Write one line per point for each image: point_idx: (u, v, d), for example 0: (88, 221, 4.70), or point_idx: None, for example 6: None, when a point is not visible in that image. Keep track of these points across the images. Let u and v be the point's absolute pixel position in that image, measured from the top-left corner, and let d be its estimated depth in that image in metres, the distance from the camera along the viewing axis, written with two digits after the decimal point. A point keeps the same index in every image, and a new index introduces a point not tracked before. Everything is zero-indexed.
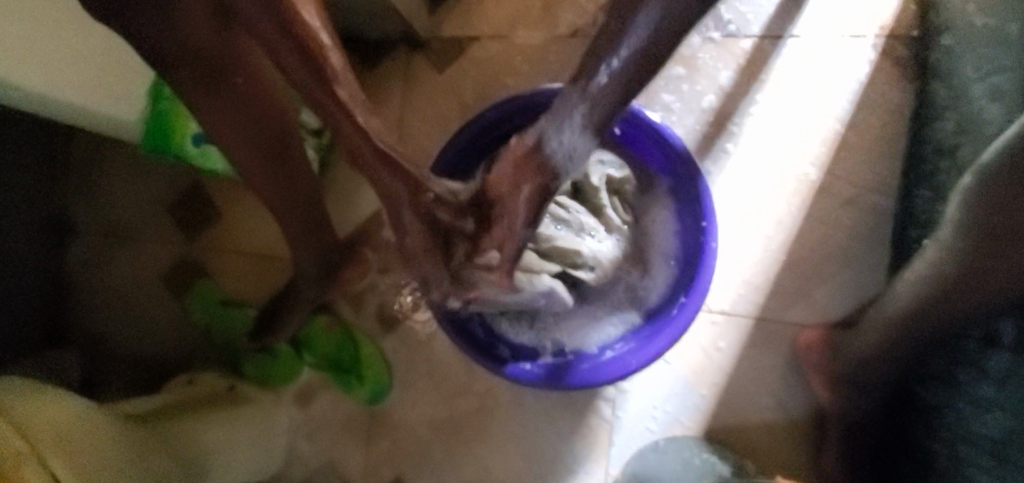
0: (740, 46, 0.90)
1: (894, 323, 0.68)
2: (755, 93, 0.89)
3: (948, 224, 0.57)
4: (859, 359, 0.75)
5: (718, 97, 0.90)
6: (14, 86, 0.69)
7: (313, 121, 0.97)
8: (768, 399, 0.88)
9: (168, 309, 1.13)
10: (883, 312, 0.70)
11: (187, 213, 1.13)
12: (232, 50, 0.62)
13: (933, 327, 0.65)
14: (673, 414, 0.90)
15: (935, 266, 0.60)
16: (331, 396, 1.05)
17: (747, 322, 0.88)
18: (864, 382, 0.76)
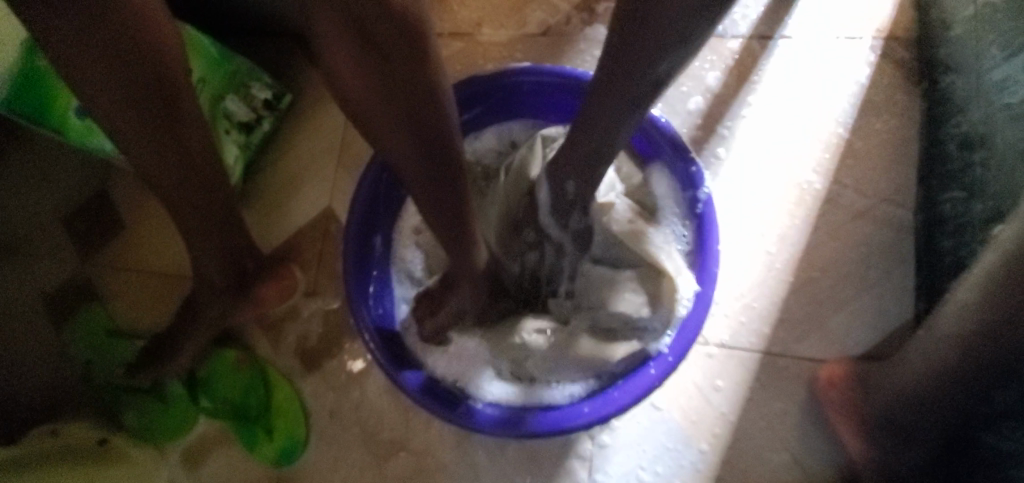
0: (727, 47, 0.81)
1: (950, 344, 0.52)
2: (745, 95, 0.80)
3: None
4: (902, 395, 0.59)
5: (705, 98, 0.80)
6: None
7: (238, 111, 0.83)
8: (783, 457, 0.69)
9: (37, 343, 0.90)
10: (934, 333, 0.55)
11: (83, 226, 0.94)
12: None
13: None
14: (664, 476, 0.70)
15: (1005, 248, 0.45)
16: (230, 456, 0.82)
17: (752, 357, 0.72)
18: (908, 429, 0.59)
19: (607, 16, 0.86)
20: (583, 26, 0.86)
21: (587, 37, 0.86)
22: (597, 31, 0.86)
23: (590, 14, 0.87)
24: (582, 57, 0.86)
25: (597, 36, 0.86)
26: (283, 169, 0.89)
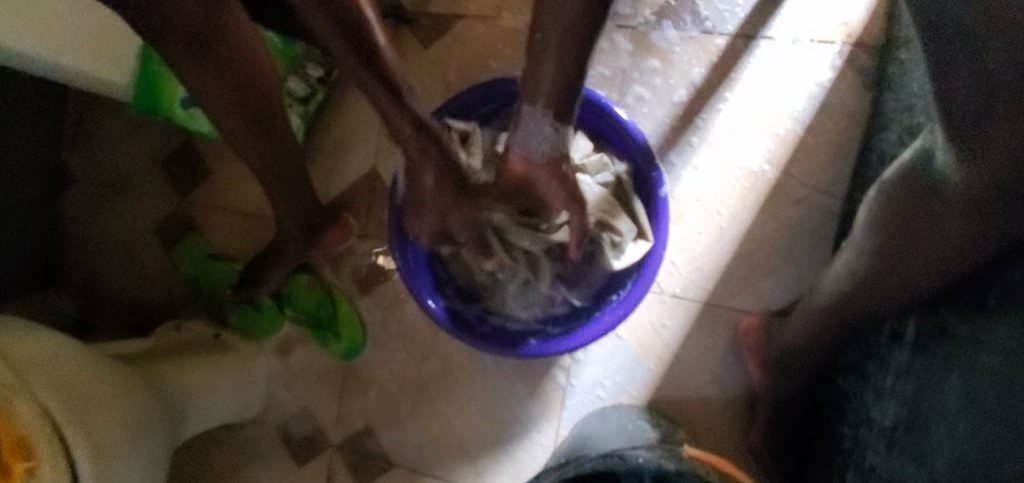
0: (713, 44, 0.94)
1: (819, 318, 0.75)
2: (722, 91, 0.94)
3: (859, 232, 0.63)
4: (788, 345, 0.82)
5: (686, 91, 0.95)
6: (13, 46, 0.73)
7: (296, 89, 1.01)
8: (707, 377, 0.95)
9: (158, 260, 1.19)
10: (811, 306, 0.76)
11: (177, 169, 1.18)
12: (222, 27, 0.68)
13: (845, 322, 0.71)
14: (619, 382, 0.98)
15: (849, 265, 0.65)
16: (309, 350, 1.13)
17: (695, 305, 0.95)
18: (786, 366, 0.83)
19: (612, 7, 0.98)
20: None
21: None
22: None
23: None
24: None
25: None
26: (335, 132, 1.09)
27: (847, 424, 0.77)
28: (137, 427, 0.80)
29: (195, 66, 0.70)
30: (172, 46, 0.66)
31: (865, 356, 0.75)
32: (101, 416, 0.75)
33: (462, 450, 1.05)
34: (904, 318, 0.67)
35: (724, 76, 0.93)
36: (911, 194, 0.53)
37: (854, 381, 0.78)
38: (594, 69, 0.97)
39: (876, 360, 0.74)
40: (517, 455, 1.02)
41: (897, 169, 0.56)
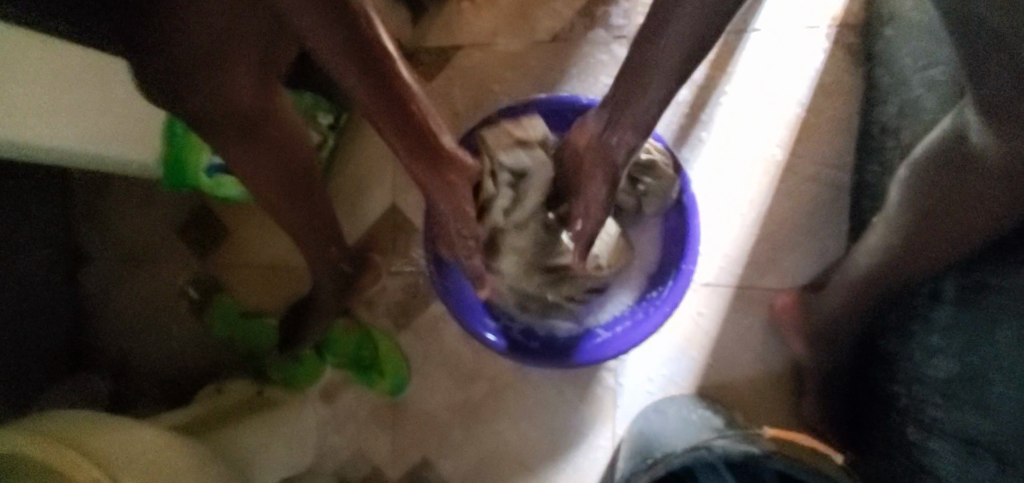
0: None
1: (856, 287, 0.79)
2: (722, 85, 0.98)
3: (892, 205, 0.69)
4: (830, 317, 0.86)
5: (689, 90, 0.99)
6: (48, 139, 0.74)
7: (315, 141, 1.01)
8: (750, 357, 0.99)
9: (187, 326, 1.19)
10: (846, 278, 0.80)
11: (194, 234, 1.18)
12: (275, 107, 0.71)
13: (886, 285, 0.75)
14: (667, 376, 1.01)
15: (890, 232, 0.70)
16: (355, 392, 1.14)
17: (729, 290, 0.99)
18: (828, 334, 0.87)
19: (606, 21, 1.03)
20: (586, 30, 1.03)
21: (589, 39, 1.03)
22: (598, 34, 1.03)
23: (591, 20, 1.03)
24: (588, 58, 1.03)
25: (598, 38, 1.03)
26: (352, 176, 1.11)
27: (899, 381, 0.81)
28: None
29: (235, 143, 0.72)
30: (218, 129, 0.69)
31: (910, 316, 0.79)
32: None
33: (522, 465, 1.07)
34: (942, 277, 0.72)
35: (723, 70, 0.98)
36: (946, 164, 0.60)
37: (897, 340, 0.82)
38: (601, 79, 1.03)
39: (921, 320, 0.77)
40: (577, 460, 1.05)
41: (927, 145, 0.63)
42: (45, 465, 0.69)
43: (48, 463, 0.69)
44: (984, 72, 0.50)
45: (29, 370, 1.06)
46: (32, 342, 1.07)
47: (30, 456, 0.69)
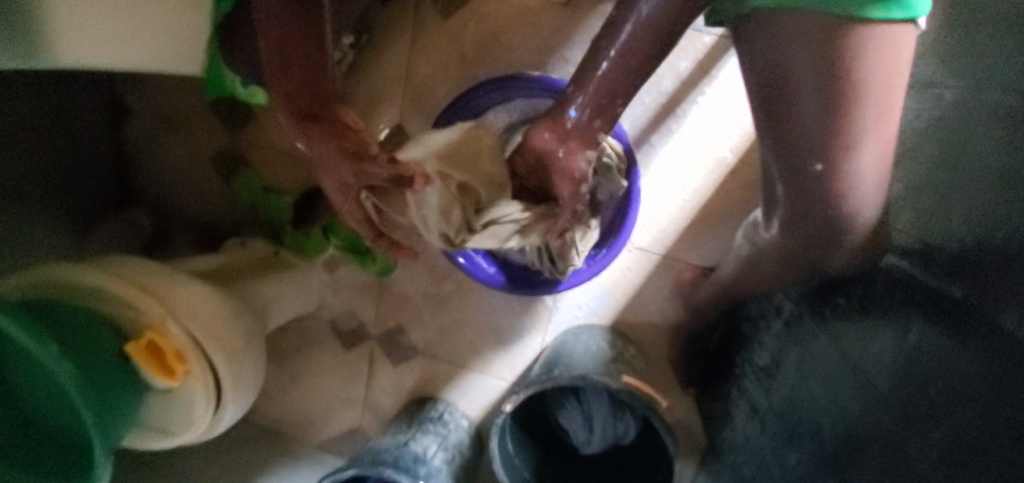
0: (703, 42, 1.10)
1: (719, 288, 1.01)
2: (702, 85, 1.12)
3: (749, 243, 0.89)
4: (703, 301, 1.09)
5: (673, 82, 1.12)
6: (102, 54, 0.85)
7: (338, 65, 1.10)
8: (659, 311, 1.23)
9: (215, 186, 1.43)
10: (715, 281, 1.02)
11: (226, 109, 1.36)
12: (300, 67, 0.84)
13: (741, 294, 0.98)
14: (592, 309, 1.28)
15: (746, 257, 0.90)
16: (352, 267, 1.42)
17: (656, 257, 1.21)
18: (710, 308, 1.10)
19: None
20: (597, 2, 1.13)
21: (598, 12, 1.14)
22: (606, 9, 1.14)
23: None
24: (592, 30, 1.15)
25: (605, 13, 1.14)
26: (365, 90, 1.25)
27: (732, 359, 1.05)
28: (246, 336, 1.08)
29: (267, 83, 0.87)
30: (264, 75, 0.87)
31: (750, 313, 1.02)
32: (223, 334, 1.03)
33: (471, 345, 1.40)
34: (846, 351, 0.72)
35: (707, 72, 1.11)
36: None
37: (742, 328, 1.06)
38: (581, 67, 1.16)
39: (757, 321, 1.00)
40: (512, 351, 1.37)
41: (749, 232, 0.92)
42: (123, 297, 0.96)
43: (127, 297, 0.96)
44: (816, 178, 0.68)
45: (81, 199, 1.32)
46: (83, 178, 1.32)
47: (116, 291, 0.96)
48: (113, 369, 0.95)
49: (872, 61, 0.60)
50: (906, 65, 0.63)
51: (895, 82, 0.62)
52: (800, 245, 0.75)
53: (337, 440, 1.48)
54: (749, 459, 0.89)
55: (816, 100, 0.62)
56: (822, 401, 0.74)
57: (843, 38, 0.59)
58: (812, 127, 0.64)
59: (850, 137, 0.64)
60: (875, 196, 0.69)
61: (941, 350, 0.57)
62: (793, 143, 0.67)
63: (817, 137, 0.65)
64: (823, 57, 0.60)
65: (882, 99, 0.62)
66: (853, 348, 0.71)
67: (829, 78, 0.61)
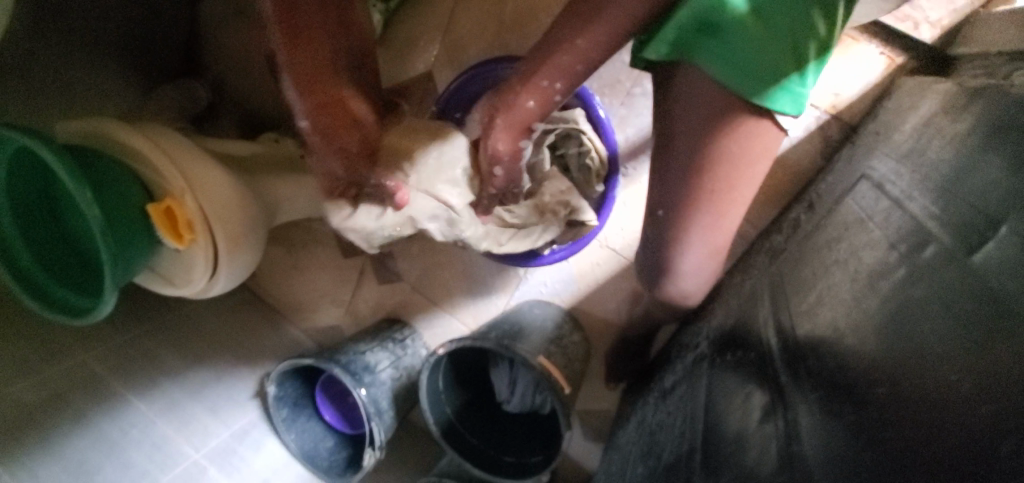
0: None
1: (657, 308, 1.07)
2: None
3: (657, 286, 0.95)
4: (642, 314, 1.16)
5: None
6: None
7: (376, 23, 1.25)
8: (613, 307, 1.31)
9: (266, 84, 1.53)
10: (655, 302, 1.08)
11: None
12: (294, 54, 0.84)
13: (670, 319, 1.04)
14: (555, 290, 1.36)
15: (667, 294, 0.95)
16: None
17: (624, 261, 1.27)
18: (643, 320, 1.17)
19: None
20: None
21: None
22: None
23: None
24: None
25: None
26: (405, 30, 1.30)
27: (654, 377, 1.11)
28: (246, 223, 1.23)
29: None
30: None
31: (680, 339, 1.07)
32: (226, 218, 1.18)
33: (445, 290, 1.51)
34: (710, 399, 0.78)
35: None
36: (711, 275, 0.89)
37: (669, 350, 1.13)
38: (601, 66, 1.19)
39: (678, 347, 1.06)
40: (478, 305, 1.48)
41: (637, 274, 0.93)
42: (154, 163, 1.13)
43: (157, 164, 1.13)
44: (700, 229, 0.79)
45: (151, 64, 1.48)
46: (157, 47, 1.47)
47: (149, 156, 1.12)
48: (135, 220, 1.13)
49: (725, 145, 0.70)
50: (760, 163, 0.73)
51: (753, 164, 0.73)
52: (646, 277, 0.92)
53: (317, 331, 1.68)
54: (624, 460, 0.98)
55: (679, 162, 0.75)
56: (678, 433, 0.81)
57: (723, 117, 0.68)
58: (698, 187, 0.74)
59: (692, 204, 0.76)
60: (704, 261, 0.84)
61: (753, 416, 0.64)
62: (660, 193, 0.80)
63: (675, 193, 0.77)
64: (700, 131, 0.70)
65: (722, 181, 0.73)
66: (716, 399, 0.77)
67: (691, 148, 0.72)
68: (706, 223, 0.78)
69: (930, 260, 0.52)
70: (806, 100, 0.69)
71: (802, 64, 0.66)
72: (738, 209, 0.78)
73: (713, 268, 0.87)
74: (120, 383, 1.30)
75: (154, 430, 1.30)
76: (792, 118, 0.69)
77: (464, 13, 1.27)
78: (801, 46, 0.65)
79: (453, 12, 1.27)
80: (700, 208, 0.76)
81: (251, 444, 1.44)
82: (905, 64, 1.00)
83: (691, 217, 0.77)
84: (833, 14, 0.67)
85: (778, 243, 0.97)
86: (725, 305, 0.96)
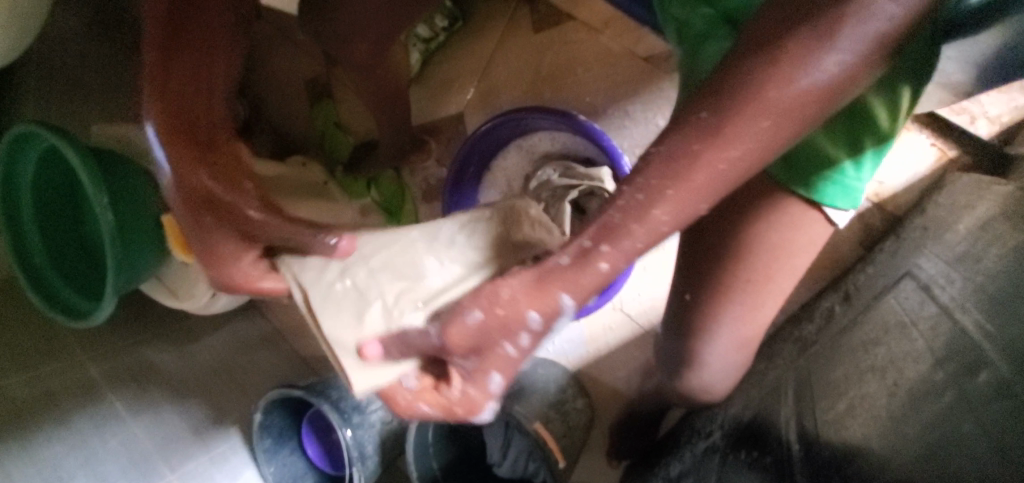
0: None
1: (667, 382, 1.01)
2: None
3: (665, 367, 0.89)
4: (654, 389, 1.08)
5: None
6: None
7: (414, 62, 1.27)
8: (622, 375, 1.24)
9: (302, 109, 1.46)
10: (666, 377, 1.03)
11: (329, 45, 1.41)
12: (191, 24, 0.60)
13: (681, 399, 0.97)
14: (563, 350, 1.27)
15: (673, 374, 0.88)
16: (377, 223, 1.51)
17: (638, 329, 1.22)
18: (653, 398, 1.10)
19: None
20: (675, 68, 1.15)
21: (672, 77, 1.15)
22: None
23: None
24: (659, 97, 1.16)
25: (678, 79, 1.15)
26: (443, 70, 1.30)
27: (661, 460, 1.02)
28: None
29: (328, 32, 1.00)
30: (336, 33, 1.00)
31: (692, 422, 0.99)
32: None
33: None
34: None
35: None
36: (737, 371, 0.81)
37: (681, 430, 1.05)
38: (631, 127, 1.17)
39: (689, 431, 0.98)
40: None
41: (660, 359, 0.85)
42: None
43: None
44: (728, 318, 0.72)
45: None
46: None
47: None
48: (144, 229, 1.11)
49: (767, 231, 0.66)
50: (804, 254, 0.68)
51: (792, 253, 0.68)
52: (666, 364, 0.84)
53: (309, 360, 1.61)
54: None
55: (710, 247, 0.70)
56: None
57: (763, 195, 0.65)
58: (735, 278, 0.69)
59: (725, 293, 0.70)
60: (730, 352, 0.77)
61: None
62: (687, 275, 0.73)
63: (707, 279, 0.71)
64: (735, 213, 0.67)
65: (762, 269, 0.68)
66: None
67: (721, 232, 0.68)
68: (734, 312, 0.72)
69: (982, 388, 0.49)
70: (863, 192, 0.66)
71: (858, 155, 0.63)
72: (773, 305, 0.72)
73: (741, 365, 0.80)
74: (115, 395, 1.22)
75: (135, 444, 1.20)
76: (845, 210, 0.66)
77: (502, 60, 1.26)
78: (855, 137, 0.62)
79: (491, 58, 1.27)
80: (727, 296, 0.71)
81: (229, 473, 1.31)
82: (958, 158, 0.96)
83: (721, 308, 0.72)
84: (897, 102, 0.62)
85: (807, 333, 0.89)
86: (745, 393, 0.88)
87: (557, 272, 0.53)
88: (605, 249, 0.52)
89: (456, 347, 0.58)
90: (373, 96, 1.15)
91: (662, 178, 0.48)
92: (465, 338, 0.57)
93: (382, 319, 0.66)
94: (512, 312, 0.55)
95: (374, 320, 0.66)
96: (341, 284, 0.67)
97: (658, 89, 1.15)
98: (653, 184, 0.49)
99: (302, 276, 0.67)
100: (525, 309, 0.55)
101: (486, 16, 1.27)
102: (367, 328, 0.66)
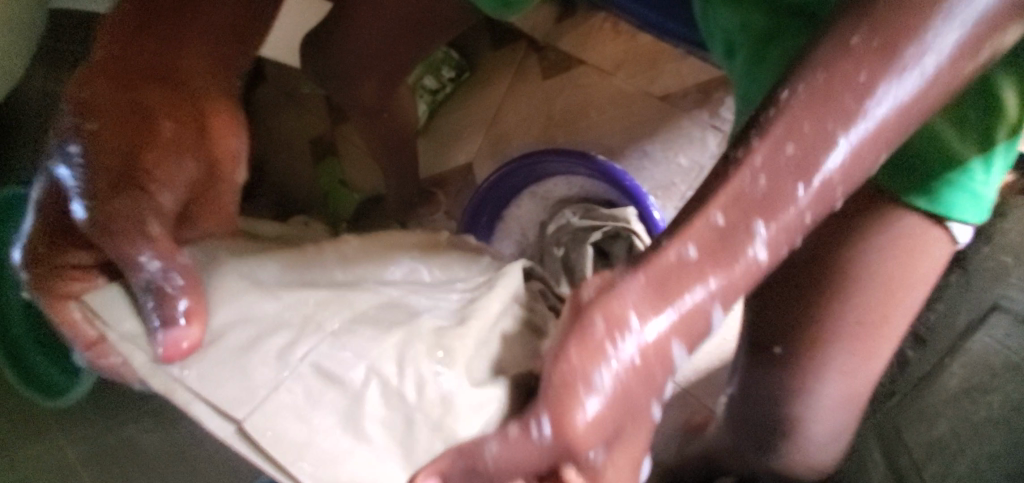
0: None
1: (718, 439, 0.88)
2: None
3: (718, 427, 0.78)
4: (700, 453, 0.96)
5: None
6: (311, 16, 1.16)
7: (420, 114, 1.22)
8: (658, 441, 1.11)
9: (304, 167, 1.40)
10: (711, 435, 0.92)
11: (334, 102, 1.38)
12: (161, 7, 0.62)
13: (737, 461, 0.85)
14: None
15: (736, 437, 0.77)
16: None
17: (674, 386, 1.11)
18: (698, 462, 0.97)
19: (716, 108, 1.10)
20: (694, 106, 1.11)
21: (692, 115, 1.11)
22: (701, 114, 1.11)
23: (703, 99, 1.11)
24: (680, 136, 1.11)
25: (699, 116, 1.11)
26: (451, 120, 1.25)
27: None
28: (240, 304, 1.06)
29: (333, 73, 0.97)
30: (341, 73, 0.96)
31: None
32: None
33: None
34: None
35: None
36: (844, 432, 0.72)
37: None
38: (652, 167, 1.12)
39: None
40: None
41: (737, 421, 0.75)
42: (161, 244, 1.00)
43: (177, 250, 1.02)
44: (831, 371, 0.64)
45: None
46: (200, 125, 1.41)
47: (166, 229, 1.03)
48: None
49: (876, 260, 0.58)
50: (918, 291, 0.60)
51: (904, 290, 0.59)
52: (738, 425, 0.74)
53: None
54: None
55: (799, 286, 0.62)
56: None
57: (856, 219, 0.58)
58: (844, 322, 0.61)
59: (828, 340, 0.62)
60: (840, 413, 0.67)
61: None
62: (775, 323, 0.65)
63: (802, 325, 0.63)
64: (828, 242, 0.60)
65: (878, 310, 0.60)
66: None
67: (825, 268, 0.60)
68: (836, 366, 0.63)
69: None
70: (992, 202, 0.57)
71: (984, 147, 0.54)
72: (887, 352, 0.63)
73: (851, 428, 0.69)
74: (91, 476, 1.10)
75: None
76: (970, 225, 0.57)
77: (512, 107, 1.23)
78: (982, 130, 0.54)
79: (502, 105, 1.23)
80: (826, 346, 0.62)
81: None
82: (1011, 182, 0.89)
83: (825, 358, 0.63)
84: None
85: None
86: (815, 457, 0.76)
87: (675, 273, 0.41)
88: (760, 232, 0.41)
89: (586, 441, 0.41)
90: (379, 143, 1.09)
91: (738, 184, 0.41)
92: (600, 419, 0.41)
93: (387, 413, 0.50)
94: (656, 353, 0.41)
95: (379, 427, 0.50)
96: (266, 408, 0.50)
97: (678, 128, 1.11)
98: (813, 137, 0.40)
99: (230, 412, 0.51)
100: (667, 342, 0.41)
101: (494, 65, 1.24)
102: (390, 457, 0.48)
